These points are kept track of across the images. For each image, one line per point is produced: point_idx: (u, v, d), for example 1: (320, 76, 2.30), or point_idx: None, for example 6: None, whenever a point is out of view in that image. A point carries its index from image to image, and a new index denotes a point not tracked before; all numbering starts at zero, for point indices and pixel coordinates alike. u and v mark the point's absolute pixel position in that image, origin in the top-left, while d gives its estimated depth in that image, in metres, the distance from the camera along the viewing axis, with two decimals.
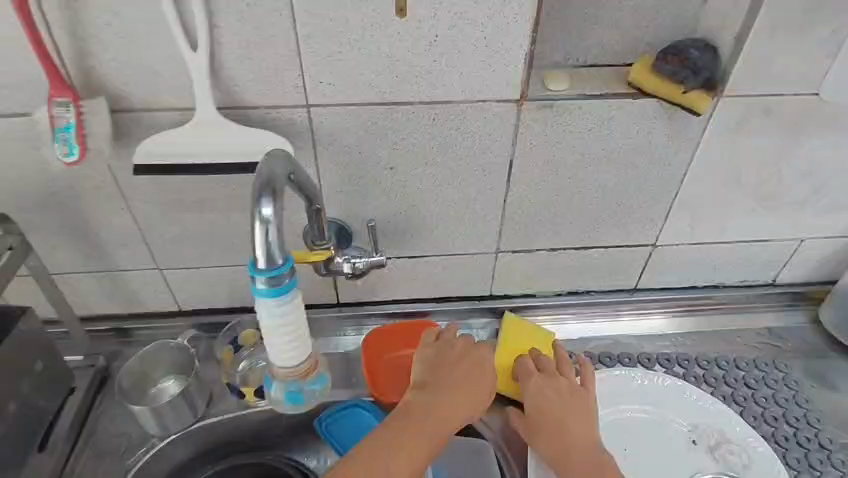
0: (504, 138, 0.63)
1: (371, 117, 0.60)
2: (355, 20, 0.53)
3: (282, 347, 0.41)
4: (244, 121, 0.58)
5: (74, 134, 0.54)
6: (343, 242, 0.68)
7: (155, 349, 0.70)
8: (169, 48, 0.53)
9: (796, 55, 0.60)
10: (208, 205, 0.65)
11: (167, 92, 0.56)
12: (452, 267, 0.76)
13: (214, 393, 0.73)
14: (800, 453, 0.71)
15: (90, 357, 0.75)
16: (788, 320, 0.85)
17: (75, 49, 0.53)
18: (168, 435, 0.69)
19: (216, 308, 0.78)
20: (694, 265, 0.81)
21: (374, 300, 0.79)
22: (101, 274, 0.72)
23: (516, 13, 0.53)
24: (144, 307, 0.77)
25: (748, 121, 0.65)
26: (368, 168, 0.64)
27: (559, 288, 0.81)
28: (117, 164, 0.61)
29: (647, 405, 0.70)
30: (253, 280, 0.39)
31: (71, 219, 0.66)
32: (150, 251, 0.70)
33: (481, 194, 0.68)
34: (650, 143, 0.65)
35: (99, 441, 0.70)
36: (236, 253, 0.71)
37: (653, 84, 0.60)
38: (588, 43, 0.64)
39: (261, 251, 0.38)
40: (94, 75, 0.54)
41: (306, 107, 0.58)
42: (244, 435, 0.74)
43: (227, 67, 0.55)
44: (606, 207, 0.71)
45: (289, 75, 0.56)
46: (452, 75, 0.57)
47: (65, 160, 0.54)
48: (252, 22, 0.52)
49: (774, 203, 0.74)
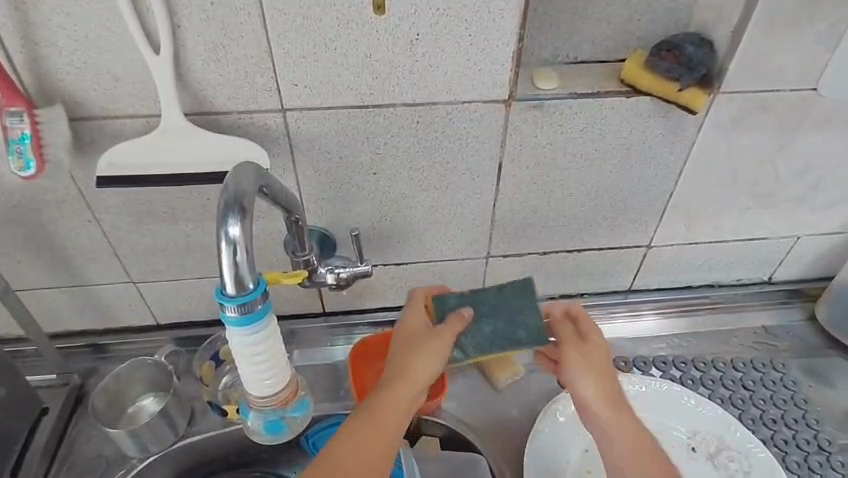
0: (492, 140, 0.60)
1: (351, 121, 0.56)
2: (330, 20, 0.49)
3: (257, 374, 0.39)
4: (215, 128, 0.55)
5: (29, 145, 0.50)
6: (326, 252, 0.66)
7: (131, 367, 0.66)
8: (130, 52, 0.49)
9: (795, 49, 0.58)
10: (182, 216, 0.62)
11: (130, 98, 0.52)
12: (441, 274, 0.73)
13: (195, 411, 0.70)
14: (800, 456, 0.70)
15: (63, 376, 0.72)
16: (785, 318, 0.83)
17: (26, 53, 0.48)
18: (147, 457, 0.66)
19: (197, 321, 0.74)
20: (689, 265, 0.79)
21: (361, 308, 0.76)
22: (70, 289, 0.68)
23: (502, 8, 0.50)
24: (119, 322, 0.73)
25: (745, 118, 0.62)
26: (349, 174, 0.61)
27: (552, 291, 0.79)
28: (81, 175, 0.57)
29: (645, 413, 0.68)
30: (222, 308, 0.36)
31: (34, 234, 0.62)
32: (122, 264, 0.66)
33: (470, 198, 0.65)
34: (645, 142, 0.62)
35: (74, 464, 0.67)
36: (214, 265, 0.68)
37: (647, 82, 0.57)
38: (578, 39, 0.61)
39: (230, 276, 0.35)
40: (49, 81, 0.50)
41: (281, 112, 0.55)
42: (228, 453, 0.71)
43: (194, 71, 0.51)
44: (600, 209, 0.69)
45: (262, 78, 0.52)
46: (436, 76, 0.54)
47: (21, 174, 0.50)
48: (219, 23, 0.48)
49: (771, 200, 0.72)
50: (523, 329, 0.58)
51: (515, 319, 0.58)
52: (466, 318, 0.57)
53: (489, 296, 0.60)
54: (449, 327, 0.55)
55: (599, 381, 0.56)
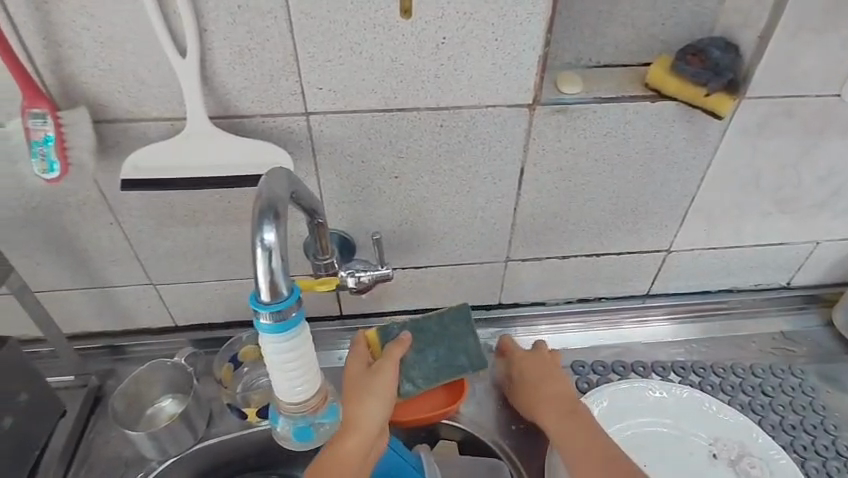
0: (515, 144, 0.59)
1: (374, 125, 0.56)
2: (357, 23, 0.49)
3: (288, 381, 0.38)
4: (239, 131, 0.55)
5: (54, 147, 0.49)
6: (346, 255, 0.66)
7: (151, 368, 0.67)
8: (155, 54, 0.49)
9: (822, 53, 0.57)
10: (203, 219, 0.62)
11: (155, 101, 0.52)
12: (459, 277, 0.73)
13: (214, 412, 0.70)
14: (819, 462, 0.69)
15: (81, 377, 0.72)
16: (803, 323, 0.83)
17: (50, 55, 0.48)
18: (166, 458, 0.66)
19: (215, 322, 0.74)
20: (708, 270, 0.79)
21: (379, 311, 0.76)
22: (89, 290, 0.68)
23: (530, 12, 0.50)
24: (137, 324, 0.73)
25: (769, 123, 0.62)
26: (371, 177, 0.60)
27: (569, 295, 0.79)
28: (103, 178, 0.57)
29: (665, 419, 0.68)
30: (256, 315, 0.36)
31: (55, 236, 0.62)
32: (142, 266, 0.66)
33: (490, 202, 0.65)
34: (668, 147, 0.62)
35: (93, 466, 0.67)
36: (234, 267, 0.68)
37: (673, 87, 0.57)
38: (602, 42, 0.61)
39: (265, 283, 0.35)
40: (73, 84, 0.50)
41: (305, 115, 0.55)
42: (247, 455, 0.71)
43: (219, 75, 0.51)
44: (620, 213, 0.68)
45: (287, 82, 0.52)
46: (461, 79, 0.53)
47: (46, 177, 0.50)
48: (245, 26, 0.48)
49: (792, 205, 0.71)
50: (464, 354, 0.65)
51: (458, 345, 0.65)
52: (406, 342, 0.62)
53: (432, 324, 0.65)
54: (390, 358, 0.60)
55: (552, 383, 0.65)
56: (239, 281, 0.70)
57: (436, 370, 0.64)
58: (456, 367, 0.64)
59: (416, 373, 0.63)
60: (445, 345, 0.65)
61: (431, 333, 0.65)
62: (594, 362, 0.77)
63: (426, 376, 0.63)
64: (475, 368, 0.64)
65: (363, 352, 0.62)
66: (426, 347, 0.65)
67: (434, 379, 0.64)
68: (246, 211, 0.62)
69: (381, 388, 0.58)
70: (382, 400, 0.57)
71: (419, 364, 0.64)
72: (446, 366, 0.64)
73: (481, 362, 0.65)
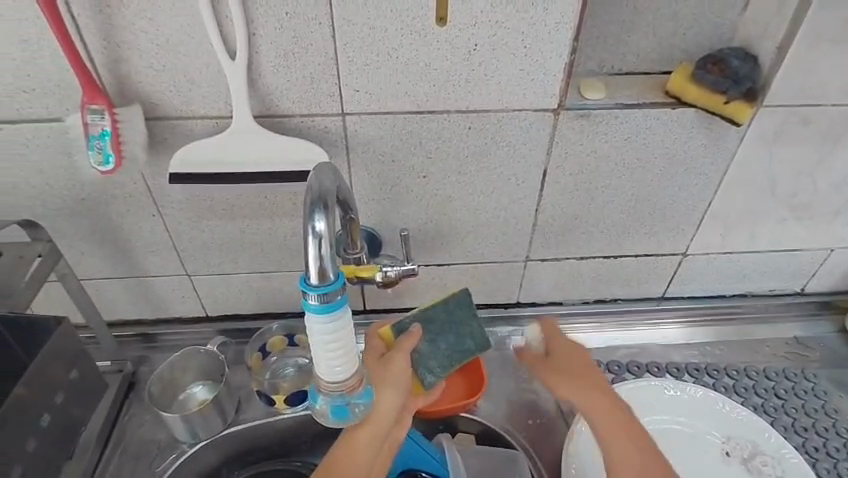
0: (539, 147, 0.62)
1: (406, 126, 0.59)
2: (395, 30, 0.52)
3: (327, 360, 0.41)
4: (279, 129, 0.58)
5: (109, 141, 0.53)
6: (374, 251, 0.69)
7: (186, 355, 0.70)
8: (206, 57, 0.52)
9: (838, 65, 0.59)
10: (240, 212, 0.65)
11: (203, 100, 0.55)
12: (479, 275, 0.75)
13: (242, 400, 0.73)
14: (830, 464, 0.70)
15: (117, 363, 0.75)
16: (817, 329, 0.84)
17: (109, 55, 0.52)
18: (198, 442, 0.69)
19: (245, 314, 0.78)
20: (722, 275, 0.80)
21: (401, 307, 0.79)
22: (128, 279, 0.71)
23: (559, 21, 0.52)
24: (171, 313, 0.77)
25: (785, 131, 0.64)
26: (400, 176, 0.63)
27: (586, 296, 0.81)
28: (150, 171, 0.60)
29: (679, 417, 0.70)
30: (305, 295, 0.38)
31: (100, 226, 0.65)
32: (180, 257, 0.69)
33: (513, 203, 0.67)
34: (686, 152, 0.64)
35: (128, 447, 0.70)
36: (266, 260, 0.71)
37: (692, 96, 0.60)
38: (624, 51, 0.64)
39: (314, 266, 0.38)
40: (128, 82, 0.53)
41: (341, 116, 0.58)
42: (272, 442, 0.73)
43: (265, 76, 0.54)
44: (638, 216, 0.71)
45: (326, 84, 0.55)
46: (490, 84, 0.56)
47: (101, 169, 0.53)
48: (291, 31, 0.51)
49: (806, 213, 0.73)
50: (470, 337, 0.67)
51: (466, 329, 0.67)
52: (416, 334, 0.61)
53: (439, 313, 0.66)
54: (402, 347, 0.59)
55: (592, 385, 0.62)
56: (269, 274, 0.73)
57: (449, 355, 0.65)
58: (465, 351, 0.66)
59: (432, 361, 0.64)
60: (453, 331, 0.66)
61: (437, 322, 0.66)
62: (609, 362, 0.78)
63: (441, 362, 0.65)
64: (480, 346, 0.67)
65: (377, 343, 0.61)
66: (437, 335, 0.65)
67: (448, 365, 0.65)
68: (280, 206, 0.65)
69: (397, 376, 0.57)
70: (399, 388, 0.57)
71: (434, 353, 0.65)
72: (457, 352, 0.66)
73: (483, 340, 0.67)
